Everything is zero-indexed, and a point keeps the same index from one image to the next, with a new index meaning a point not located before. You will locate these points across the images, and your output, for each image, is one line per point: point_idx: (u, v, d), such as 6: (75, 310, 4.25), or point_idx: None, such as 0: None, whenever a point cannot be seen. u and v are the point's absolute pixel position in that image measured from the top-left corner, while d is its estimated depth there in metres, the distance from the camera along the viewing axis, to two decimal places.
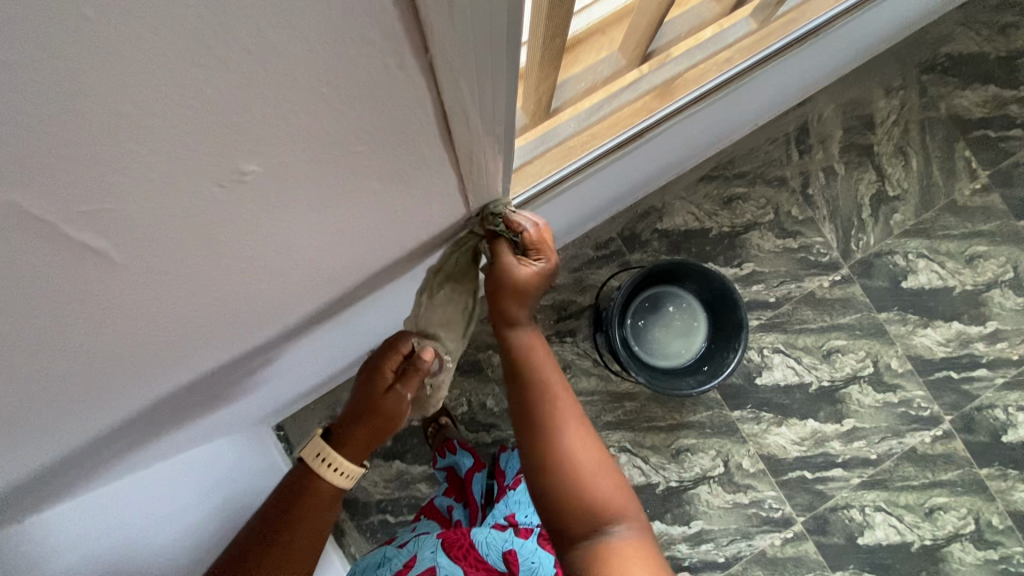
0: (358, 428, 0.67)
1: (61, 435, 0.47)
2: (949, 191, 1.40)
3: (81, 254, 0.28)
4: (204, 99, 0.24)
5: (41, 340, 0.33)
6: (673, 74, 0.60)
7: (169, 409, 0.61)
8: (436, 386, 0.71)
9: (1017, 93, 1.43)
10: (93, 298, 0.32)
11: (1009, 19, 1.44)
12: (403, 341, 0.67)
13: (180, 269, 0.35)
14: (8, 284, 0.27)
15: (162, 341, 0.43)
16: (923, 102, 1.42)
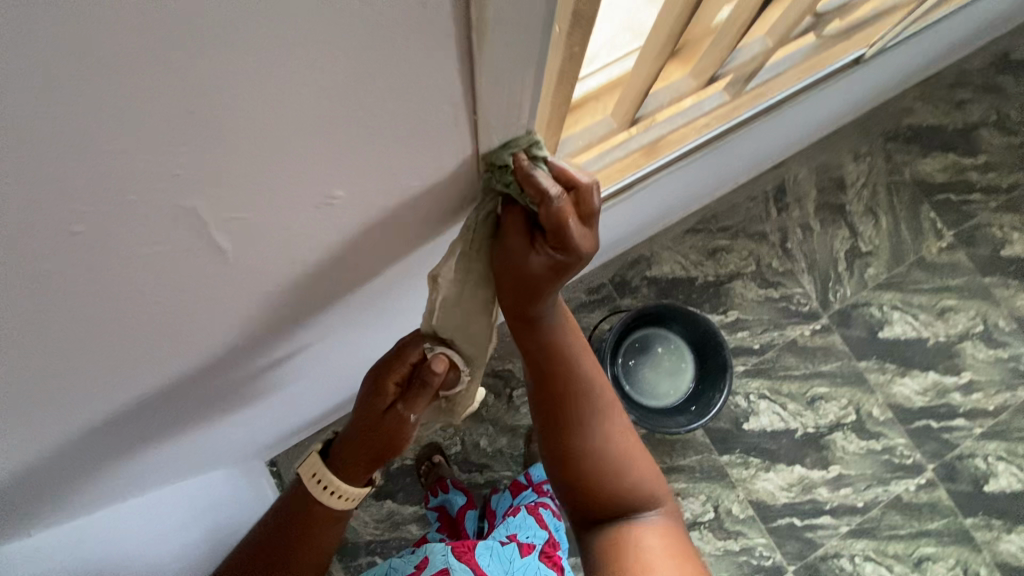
0: (360, 448, 0.64)
1: (90, 436, 0.51)
2: (918, 248, 1.49)
3: (136, 255, 0.33)
4: (255, 119, 0.30)
5: (85, 336, 0.37)
6: (659, 135, 0.66)
7: (182, 423, 0.64)
8: (452, 395, 0.66)
9: (974, 162, 1.56)
10: (146, 294, 0.37)
11: (963, 96, 1.59)
12: (410, 351, 0.61)
13: (215, 277, 0.40)
14: (75, 278, 0.32)
15: (193, 340, 0.48)
16: (889, 167, 1.54)
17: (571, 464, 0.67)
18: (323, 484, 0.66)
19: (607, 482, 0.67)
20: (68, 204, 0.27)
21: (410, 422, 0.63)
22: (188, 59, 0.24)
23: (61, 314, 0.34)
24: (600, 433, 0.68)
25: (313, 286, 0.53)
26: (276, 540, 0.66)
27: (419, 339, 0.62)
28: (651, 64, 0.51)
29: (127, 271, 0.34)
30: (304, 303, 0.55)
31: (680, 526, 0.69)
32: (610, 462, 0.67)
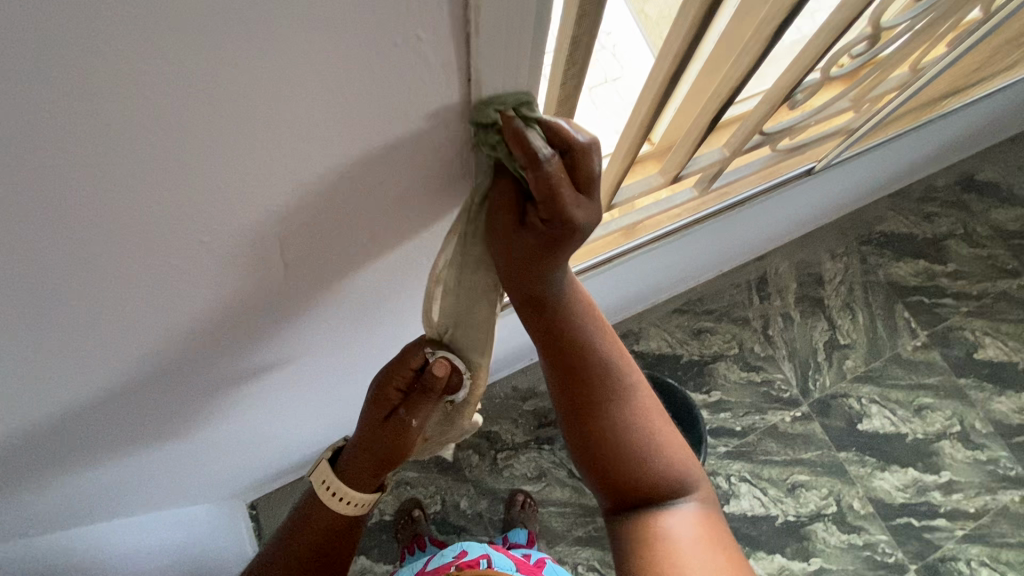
0: (362, 456, 0.66)
1: (106, 422, 0.57)
2: (894, 345, 1.57)
3: (173, 256, 0.41)
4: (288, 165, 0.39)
5: (116, 323, 0.45)
6: (635, 220, 0.75)
7: (185, 428, 0.71)
8: (458, 403, 0.67)
9: (944, 269, 1.67)
10: (170, 293, 0.45)
11: (931, 209, 1.74)
12: (413, 355, 0.61)
13: (229, 286, 0.48)
14: (121, 269, 0.40)
15: (211, 340, 0.56)
16: (864, 267, 1.66)
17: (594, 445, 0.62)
18: (332, 490, 0.67)
19: (631, 466, 0.61)
20: (132, 215, 0.36)
21: (413, 429, 0.64)
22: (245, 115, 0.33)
23: (110, 301, 0.42)
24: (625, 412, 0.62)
25: (319, 305, 0.61)
26: (293, 550, 0.68)
27: (421, 345, 0.61)
28: (622, 162, 0.60)
29: (177, 268, 0.43)
30: (310, 320, 0.63)
31: (716, 515, 0.62)
32: (636, 446, 0.62)
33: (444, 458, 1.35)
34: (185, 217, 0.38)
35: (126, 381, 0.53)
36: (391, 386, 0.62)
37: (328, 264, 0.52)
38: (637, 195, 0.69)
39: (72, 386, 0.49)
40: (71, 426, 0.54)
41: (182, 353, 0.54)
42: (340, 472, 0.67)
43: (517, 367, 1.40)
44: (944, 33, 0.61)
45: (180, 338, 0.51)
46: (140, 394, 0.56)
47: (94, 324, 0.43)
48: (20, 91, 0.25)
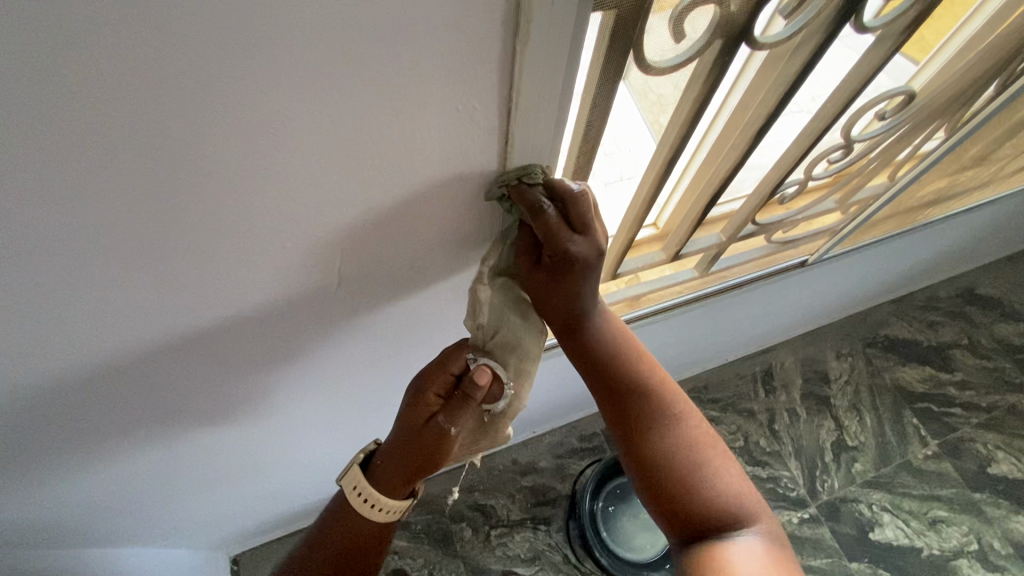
0: (397, 460, 0.64)
1: (129, 417, 0.62)
2: (904, 451, 1.54)
3: (231, 267, 0.49)
4: (342, 209, 0.47)
5: (168, 318, 0.52)
6: (640, 291, 0.81)
7: (196, 443, 0.74)
8: (494, 411, 0.68)
9: (951, 376, 1.68)
10: (219, 301, 0.52)
11: (935, 317, 1.78)
12: (455, 358, 0.63)
13: (269, 303, 0.55)
14: (187, 272, 0.48)
15: (240, 351, 0.61)
16: (869, 368, 1.67)
17: (652, 464, 0.63)
18: (363, 496, 0.64)
19: (688, 484, 0.61)
20: (213, 226, 0.44)
21: (451, 435, 0.64)
22: (315, 162, 0.42)
23: (170, 296, 0.49)
24: (677, 432, 0.64)
25: (342, 338, 0.66)
26: (327, 555, 0.64)
27: (463, 350, 0.63)
28: (627, 233, 0.67)
29: (227, 274, 0.50)
30: (330, 351, 0.68)
31: (779, 542, 0.60)
32: (689, 462, 0.62)
33: (436, 530, 1.32)
34: (246, 229, 0.46)
35: (156, 375, 0.58)
36: (431, 388, 0.63)
37: (356, 294, 0.59)
38: (639, 268, 0.75)
39: (114, 372, 0.55)
40: (99, 412, 0.59)
41: (211, 357, 0.60)
42: (371, 476, 0.65)
43: (519, 439, 1.39)
44: (910, 151, 0.71)
45: (213, 342, 0.58)
46: (166, 391, 0.62)
47: (147, 313, 0.50)
48: (164, 110, 0.35)
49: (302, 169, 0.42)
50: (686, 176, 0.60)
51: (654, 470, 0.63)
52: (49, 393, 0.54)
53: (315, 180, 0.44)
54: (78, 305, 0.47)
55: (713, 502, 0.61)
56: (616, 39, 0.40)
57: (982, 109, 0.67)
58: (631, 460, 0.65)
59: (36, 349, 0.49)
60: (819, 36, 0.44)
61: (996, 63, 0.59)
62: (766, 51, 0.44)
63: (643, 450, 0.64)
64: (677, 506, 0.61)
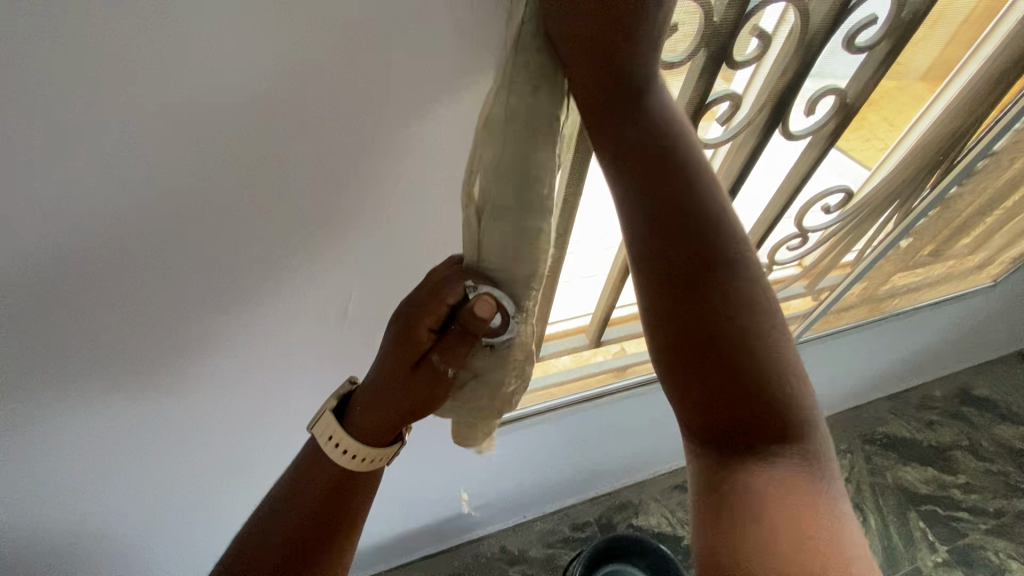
0: (379, 405, 0.51)
1: (123, 462, 0.64)
2: (912, 557, 1.47)
3: (245, 311, 0.55)
4: (348, 259, 0.55)
5: (180, 360, 0.56)
6: (625, 362, 0.86)
7: (182, 503, 0.74)
8: (492, 347, 0.53)
9: (955, 479, 1.63)
10: (230, 344, 0.57)
11: (932, 417, 1.77)
12: (450, 288, 0.48)
13: (274, 351, 0.60)
14: (207, 315, 0.54)
15: (241, 403, 0.65)
16: (869, 467, 1.64)
17: (704, 359, 0.45)
18: (342, 446, 0.51)
19: (740, 397, 0.44)
20: (236, 273, 0.51)
21: (445, 380, 0.52)
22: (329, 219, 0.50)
23: (189, 338, 0.55)
24: (749, 328, 0.45)
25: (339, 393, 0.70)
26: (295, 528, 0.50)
27: (462, 275, 0.48)
28: (607, 301, 0.73)
29: (241, 318, 0.55)
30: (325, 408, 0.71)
31: (843, 496, 0.43)
32: (756, 368, 0.44)
33: None
34: (269, 279, 0.53)
35: (164, 422, 0.62)
36: (422, 326, 0.48)
37: (353, 346, 0.64)
38: (621, 335, 0.82)
39: (123, 412, 0.59)
40: (101, 457, 0.62)
41: (216, 407, 0.64)
42: (348, 420, 0.52)
43: (509, 524, 1.33)
44: (858, 253, 0.82)
45: (222, 390, 0.62)
46: (167, 440, 0.65)
47: (168, 358, 0.56)
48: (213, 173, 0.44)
49: (325, 227, 0.50)
50: None
51: (702, 365, 0.45)
52: (64, 435, 0.57)
53: (334, 238, 0.51)
54: (111, 351, 0.52)
55: (765, 422, 0.44)
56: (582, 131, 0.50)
57: (926, 199, 0.74)
58: (676, 343, 0.46)
59: (65, 391, 0.54)
60: (758, 135, 0.51)
61: (923, 159, 0.67)
62: (727, 144, 0.51)
63: (697, 332, 0.45)
64: (713, 420, 0.45)
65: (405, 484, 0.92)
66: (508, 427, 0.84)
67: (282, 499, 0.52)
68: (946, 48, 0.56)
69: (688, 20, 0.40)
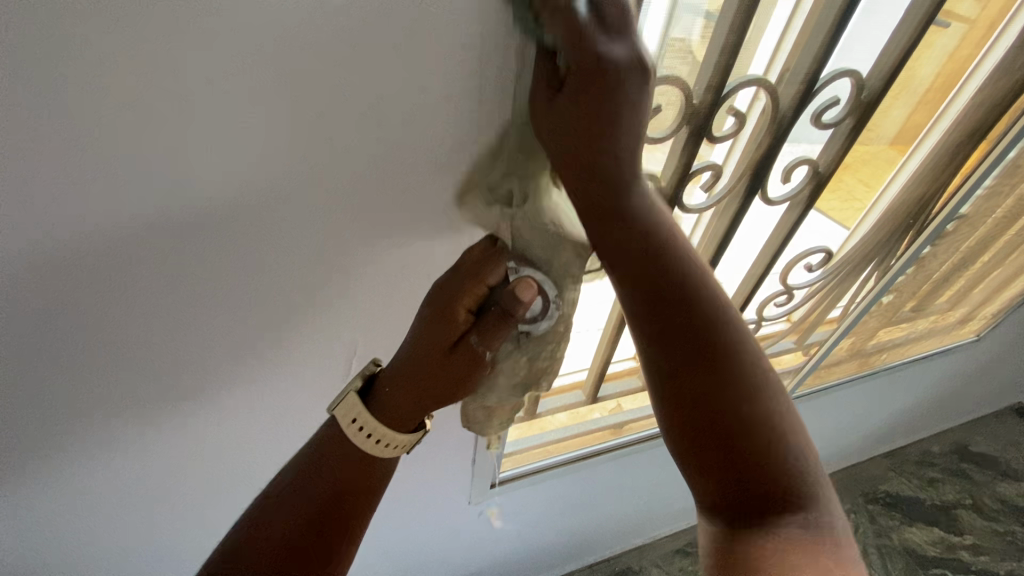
0: (412, 391, 0.49)
1: (107, 522, 0.62)
2: None
3: (243, 370, 0.55)
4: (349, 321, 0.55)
5: (175, 418, 0.55)
6: (622, 418, 0.86)
7: (168, 565, 0.72)
8: (526, 334, 0.52)
9: (962, 539, 1.59)
10: (224, 403, 0.57)
11: (933, 474, 1.75)
12: (491, 270, 0.48)
13: (270, 410, 0.59)
14: (206, 373, 0.53)
15: (233, 461, 0.63)
16: (874, 528, 1.60)
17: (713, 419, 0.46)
18: (367, 430, 0.48)
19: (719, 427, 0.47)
20: (239, 331, 0.51)
21: (483, 363, 0.49)
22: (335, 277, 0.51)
23: (184, 397, 0.54)
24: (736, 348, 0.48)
25: None
26: (309, 504, 0.48)
27: (503, 256, 0.49)
28: (603, 354, 0.75)
29: (238, 375, 0.55)
30: None
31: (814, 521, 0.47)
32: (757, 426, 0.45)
33: None
34: (267, 342, 0.53)
35: (156, 487, 0.61)
36: (462, 301, 0.47)
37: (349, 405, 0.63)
38: (618, 391, 0.83)
39: (111, 471, 0.57)
40: (87, 520, 0.60)
41: (213, 469, 0.63)
42: (375, 404, 0.49)
43: None
44: (843, 309, 0.84)
45: (214, 452, 0.61)
46: (158, 506, 0.63)
47: (162, 414, 0.54)
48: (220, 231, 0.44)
49: (327, 288, 0.51)
50: None
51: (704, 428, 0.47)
52: (51, 493, 0.56)
53: (337, 295, 0.52)
54: (111, 414, 0.52)
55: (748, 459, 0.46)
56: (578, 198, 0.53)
57: (902, 259, 0.77)
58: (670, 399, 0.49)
59: (64, 454, 0.53)
60: (738, 200, 0.54)
61: (895, 221, 0.71)
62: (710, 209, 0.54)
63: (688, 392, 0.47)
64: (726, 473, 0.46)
65: (397, 550, 0.87)
66: (506, 487, 0.83)
67: (297, 479, 0.49)
68: (910, 114, 0.60)
69: (668, 100, 0.44)
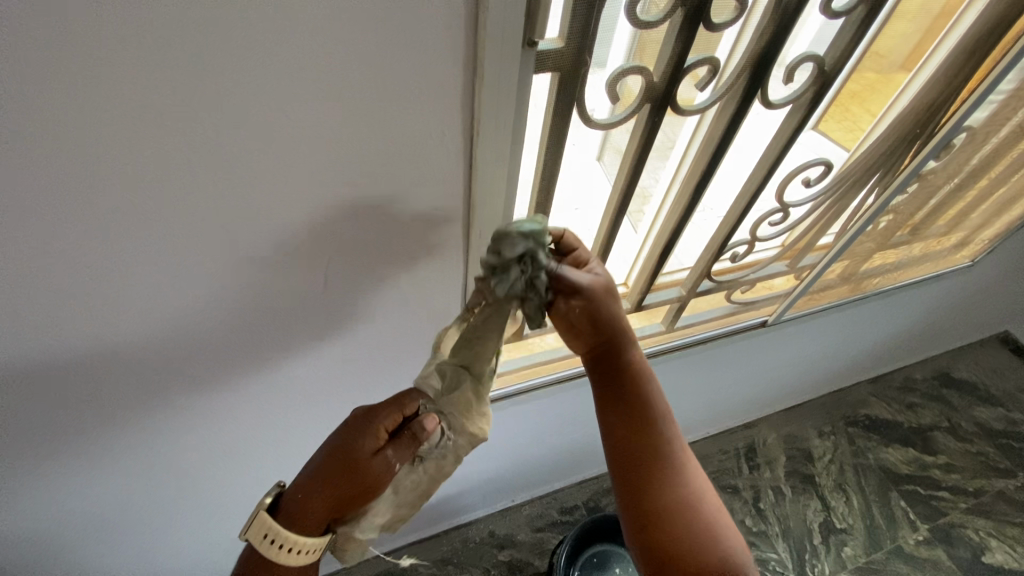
0: (319, 496, 0.56)
1: (93, 450, 0.59)
2: (893, 535, 1.50)
3: (211, 303, 0.49)
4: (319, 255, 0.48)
5: (144, 351, 0.51)
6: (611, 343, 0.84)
7: (165, 489, 0.71)
8: (427, 458, 0.61)
9: (935, 459, 1.67)
10: (197, 338, 0.52)
11: (913, 399, 1.80)
12: (407, 403, 0.59)
13: (248, 344, 0.55)
14: (173, 305, 0.47)
15: (217, 393, 0.60)
16: (853, 448, 1.66)
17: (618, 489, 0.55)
18: (277, 540, 0.54)
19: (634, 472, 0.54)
20: (199, 259, 0.45)
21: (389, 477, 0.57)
22: (291, 203, 0.43)
23: (152, 330, 0.49)
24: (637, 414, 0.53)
25: (320, 380, 0.65)
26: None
27: (419, 394, 0.60)
28: None
29: (207, 309, 0.49)
30: (305, 396, 0.67)
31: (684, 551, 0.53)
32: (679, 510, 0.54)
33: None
34: (233, 273, 0.47)
35: (138, 420, 0.58)
36: (381, 424, 0.58)
37: (330, 336, 0.59)
38: None
39: (84, 404, 0.53)
40: (69, 453, 0.58)
41: (197, 403, 0.60)
42: (284, 516, 0.56)
43: (497, 507, 1.32)
44: (835, 234, 0.84)
45: (192, 386, 0.57)
46: (144, 441, 0.61)
47: (132, 347, 0.50)
48: (151, 136, 0.35)
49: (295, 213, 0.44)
50: (655, 222, 0.64)
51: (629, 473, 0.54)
52: (24, 428, 0.53)
53: (304, 224, 0.45)
54: (72, 345, 0.47)
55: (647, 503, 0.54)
56: (566, 99, 0.44)
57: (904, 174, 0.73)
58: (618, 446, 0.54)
59: (36, 392, 0.50)
60: (736, 103, 0.50)
61: (900, 133, 0.68)
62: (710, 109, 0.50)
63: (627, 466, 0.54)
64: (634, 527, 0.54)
65: None
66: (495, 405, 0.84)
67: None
68: (924, 33, 0.58)
69: None
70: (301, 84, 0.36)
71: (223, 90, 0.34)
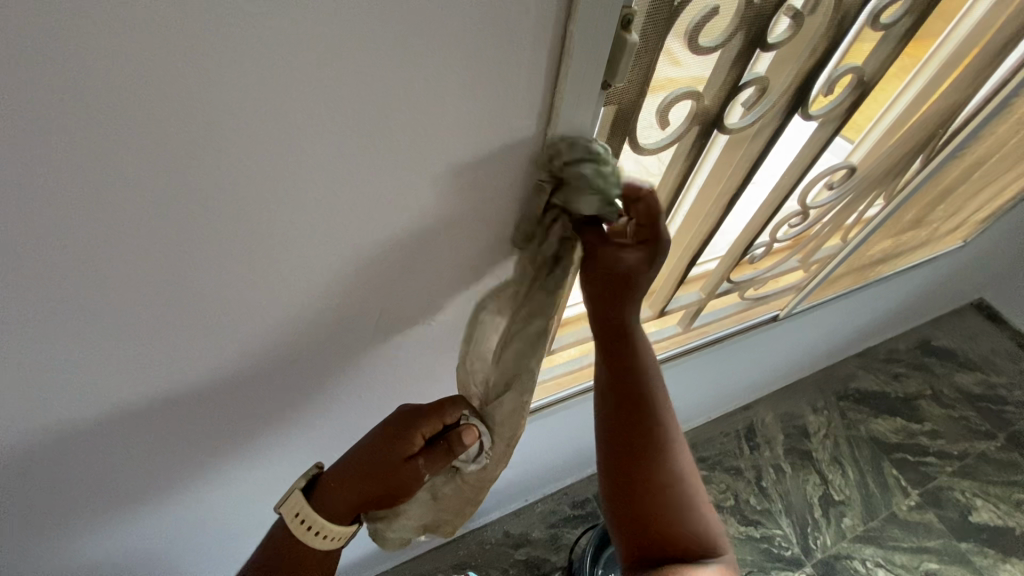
0: (349, 489, 0.54)
1: (117, 503, 0.56)
2: (888, 503, 1.56)
3: (245, 345, 0.47)
4: (357, 289, 0.46)
5: (175, 399, 0.48)
6: None
7: (186, 531, 0.68)
8: (463, 472, 0.60)
9: (921, 426, 1.74)
10: (230, 381, 0.49)
11: (898, 369, 1.87)
12: (449, 410, 0.55)
13: (280, 384, 0.53)
14: (207, 349, 0.45)
15: (246, 435, 0.57)
16: (845, 422, 1.72)
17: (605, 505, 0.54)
18: (306, 522, 0.53)
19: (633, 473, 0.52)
20: (237, 302, 0.42)
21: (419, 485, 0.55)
22: (334, 242, 0.41)
23: (183, 378, 0.46)
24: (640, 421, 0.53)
25: (349, 413, 0.63)
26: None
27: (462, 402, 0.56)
28: None
29: (242, 352, 0.47)
30: (333, 428, 0.64)
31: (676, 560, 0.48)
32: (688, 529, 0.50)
33: None
34: (268, 314, 0.45)
35: (164, 469, 0.55)
36: (419, 431, 0.54)
37: (362, 369, 0.57)
38: None
39: (113, 457, 0.50)
40: (93, 507, 0.55)
41: (224, 445, 0.57)
42: (317, 499, 0.54)
43: (510, 509, 1.33)
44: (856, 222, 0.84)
45: (221, 431, 0.55)
46: (170, 487, 0.58)
47: (162, 397, 0.47)
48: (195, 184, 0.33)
49: (336, 251, 0.42)
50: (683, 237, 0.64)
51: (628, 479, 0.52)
52: (49, 487, 0.50)
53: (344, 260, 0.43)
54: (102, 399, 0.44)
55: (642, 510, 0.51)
56: (617, 129, 0.42)
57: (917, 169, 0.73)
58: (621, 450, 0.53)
59: (63, 450, 0.47)
60: (778, 121, 0.49)
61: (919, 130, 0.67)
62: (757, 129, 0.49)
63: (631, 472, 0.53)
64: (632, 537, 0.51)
65: None
66: None
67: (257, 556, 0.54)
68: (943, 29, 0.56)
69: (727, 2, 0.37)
70: (355, 124, 0.34)
71: (272, 133, 0.32)
